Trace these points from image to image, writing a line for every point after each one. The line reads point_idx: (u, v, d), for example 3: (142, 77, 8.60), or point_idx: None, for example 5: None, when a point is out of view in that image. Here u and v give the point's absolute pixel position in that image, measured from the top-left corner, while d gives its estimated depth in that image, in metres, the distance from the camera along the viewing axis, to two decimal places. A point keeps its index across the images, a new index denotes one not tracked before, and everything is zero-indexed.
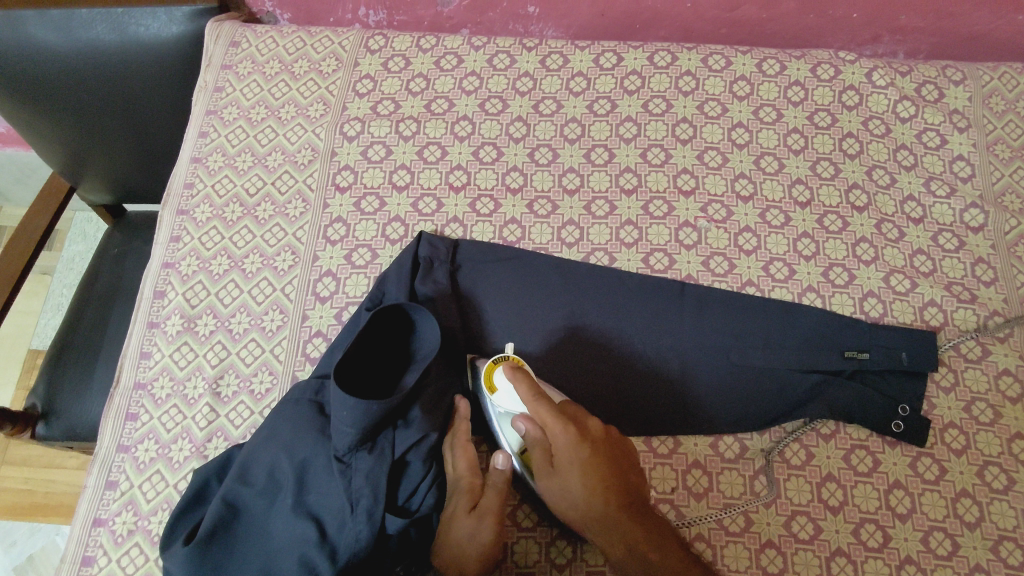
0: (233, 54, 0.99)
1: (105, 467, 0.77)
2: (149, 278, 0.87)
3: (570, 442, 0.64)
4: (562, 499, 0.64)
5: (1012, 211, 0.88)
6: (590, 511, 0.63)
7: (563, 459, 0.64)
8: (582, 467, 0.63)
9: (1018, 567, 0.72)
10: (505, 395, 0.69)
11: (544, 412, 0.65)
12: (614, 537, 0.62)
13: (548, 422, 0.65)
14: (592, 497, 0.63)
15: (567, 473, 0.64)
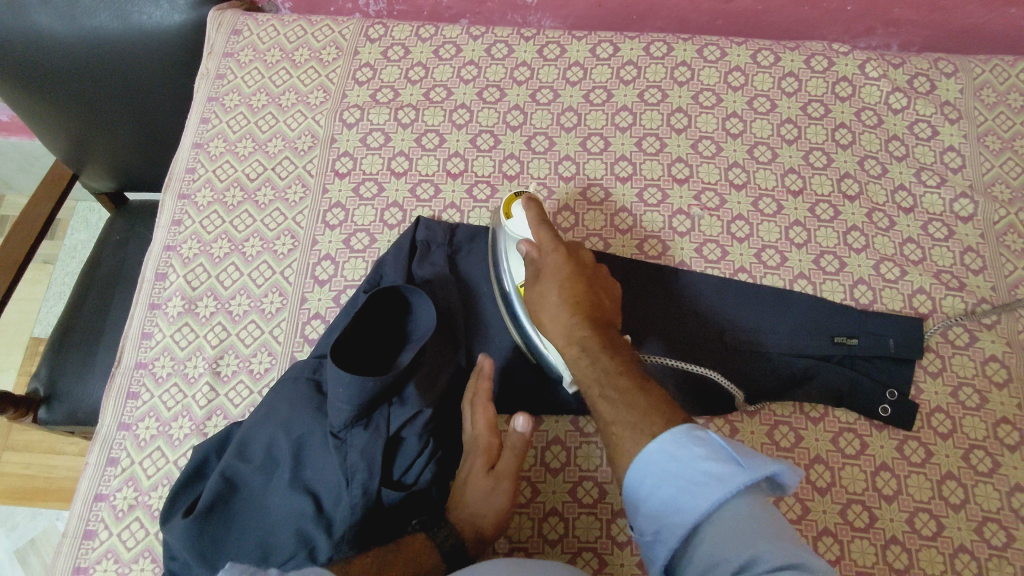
0: (234, 43, 1.01)
1: (106, 444, 0.78)
2: (151, 260, 0.88)
3: (559, 261, 0.72)
4: (539, 305, 0.71)
5: (1002, 201, 0.89)
6: (561, 316, 0.68)
7: (546, 266, 0.72)
8: (562, 278, 0.70)
9: (1001, 547, 0.73)
10: (516, 221, 0.77)
11: (543, 233, 0.74)
12: (575, 341, 0.66)
13: (544, 241, 0.73)
14: (563, 301, 0.69)
15: (549, 280, 0.71)
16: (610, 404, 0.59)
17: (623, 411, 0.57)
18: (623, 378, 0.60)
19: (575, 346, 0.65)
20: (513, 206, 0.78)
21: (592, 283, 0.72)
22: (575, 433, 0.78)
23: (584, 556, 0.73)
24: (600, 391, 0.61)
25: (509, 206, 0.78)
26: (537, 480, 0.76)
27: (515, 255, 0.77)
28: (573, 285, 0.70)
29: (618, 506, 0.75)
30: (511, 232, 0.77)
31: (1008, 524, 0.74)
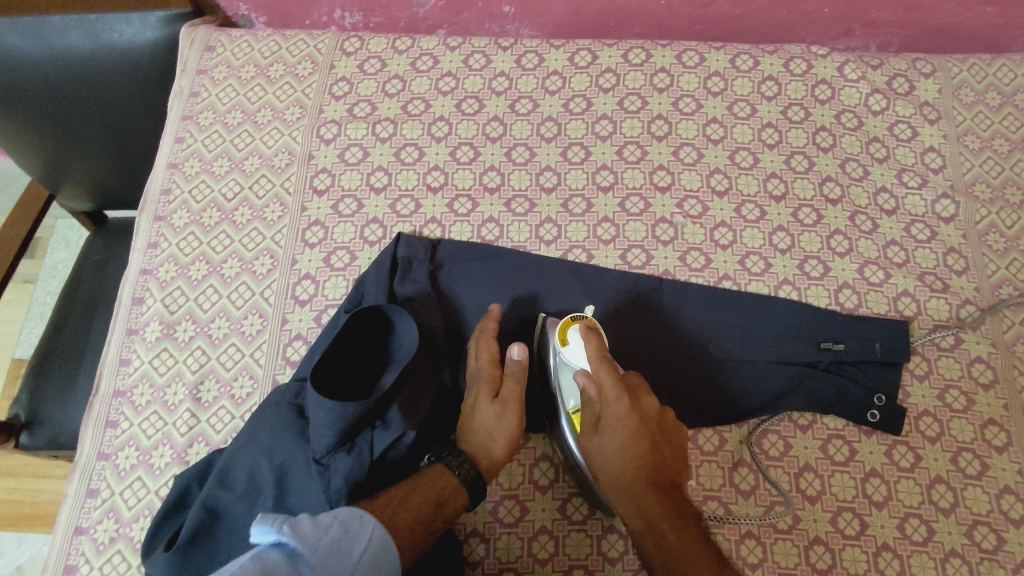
0: (208, 59, 0.99)
1: (85, 475, 0.77)
2: (127, 285, 0.87)
3: (620, 413, 0.66)
4: (597, 460, 0.66)
5: (983, 200, 0.89)
6: (625, 481, 0.64)
7: (608, 417, 0.66)
8: (627, 436, 0.65)
9: (992, 551, 0.73)
10: (573, 350, 0.71)
11: (603, 374, 0.67)
12: (640, 513, 0.63)
13: (605, 387, 0.66)
14: (627, 461, 0.64)
15: (610, 434, 0.66)
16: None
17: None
18: (698, 575, 0.58)
19: (641, 520, 0.62)
20: (572, 332, 0.72)
21: (657, 436, 0.66)
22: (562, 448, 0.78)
23: (575, 574, 0.72)
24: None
25: (565, 332, 0.72)
26: (526, 498, 0.75)
27: (570, 388, 0.71)
28: (637, 445, 0.65)
29: (609, 522, 0.74)
30: (568, 362, 0.71)
31: (999, 527, 0.74)
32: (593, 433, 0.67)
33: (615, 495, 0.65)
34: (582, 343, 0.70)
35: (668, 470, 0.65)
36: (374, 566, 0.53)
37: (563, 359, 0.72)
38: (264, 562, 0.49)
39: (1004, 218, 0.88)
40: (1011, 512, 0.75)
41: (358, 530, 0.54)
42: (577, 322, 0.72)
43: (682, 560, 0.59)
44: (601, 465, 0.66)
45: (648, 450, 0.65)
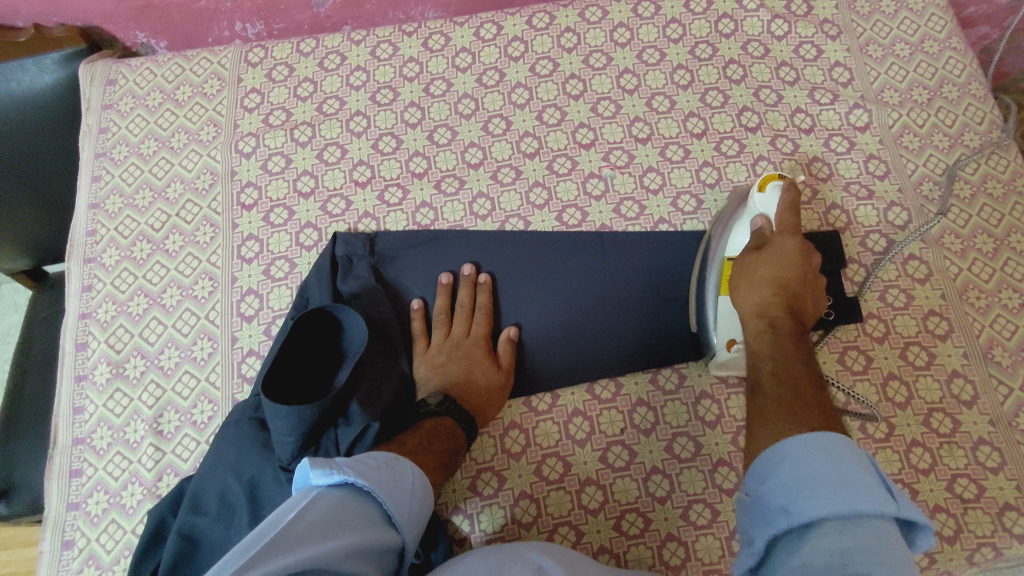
0: (111, 94, 0.97)
1: (58, 529, 0.76)
2: (69, 331, 0.85)
3: (789, 250, 0.72)
4: (747, 276, 0.73)
5: (893, 105, 0.92)
6: (761, 291, 0.71)
7: (775, 248, 0.72)
8: (786, 266, 0.71)
9: (949, 434, 0.76)
10: (767, 198, 0.75)
11: (788, 221, 0.74)
12: (764, 318, 0.69)
13: (784, 229, 0.73)
14: (772, 281, 0.71)
15: (772, 256, 0.72)
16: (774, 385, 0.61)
17: (778, 397, 0.59)
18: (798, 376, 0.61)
19: (764, 325, 0.68)
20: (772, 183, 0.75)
21: (810, 285, 0.72)
22: (529, 414, 0.79)
23: (561, 532, 0.74)
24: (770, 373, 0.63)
25: (766, 181, 0.75)
26: (502, 467, 0.76)
27: (744, 230, 0.76)
28: (787, 276, 0.71)
29: (585, 475, 0.76)
30: (754, 207, 0.76)
31: (952, 411, 0.77)
32: (757, 257, 0.73)
33: (749, 307, 0.71)
34: (780, 195, 0.74)
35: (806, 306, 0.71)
36: (419, 496, 0.60)
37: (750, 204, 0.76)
38: (342, 505, 0.52)
39: (915, 118, 0.91)
40: (963, 395, 0.78)
41: (402, 470, 0.60)
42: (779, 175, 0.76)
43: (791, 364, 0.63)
44: (748, 283, 0.72)
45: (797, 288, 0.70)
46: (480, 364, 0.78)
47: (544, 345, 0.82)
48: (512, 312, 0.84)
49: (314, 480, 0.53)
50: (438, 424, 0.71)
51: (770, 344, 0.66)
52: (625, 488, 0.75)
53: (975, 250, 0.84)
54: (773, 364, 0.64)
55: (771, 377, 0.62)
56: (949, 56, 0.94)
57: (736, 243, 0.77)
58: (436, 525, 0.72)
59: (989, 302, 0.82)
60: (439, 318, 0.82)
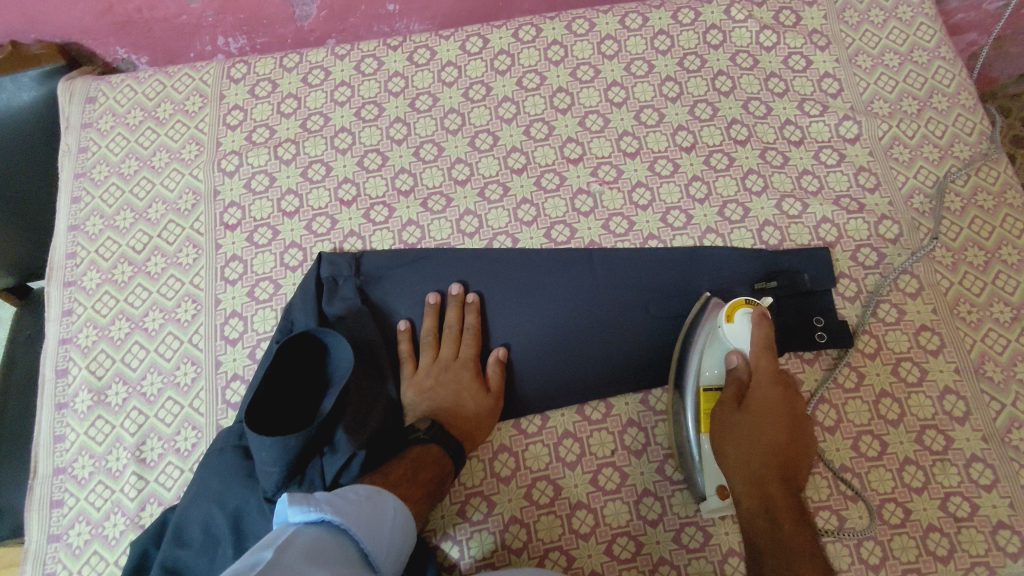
0: (91, 111, 0.95)
1: (39, 561, 0.74)
2: (49, 357, 0.84)
3: (772, 402, 0.68)
4: (731, 432, 0.69)
5: (883, 116, 0.91)
6: (750, 454, 0.67)
7: (756, 398, 0.69)
8: (769, 421, 0.67)
9: (942, 451, 0.76)
10: (738, 331, 0.72)
11: (763, 361, 0.70)
12: (759, 487, 0.66)
13: (762, 372, 0.70)
14: (758, 441, 0.67)
15: (754, 409, 0.69)
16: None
17: None
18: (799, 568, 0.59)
19: (760, 499, 0.65)
20: (740, 311, 0.72)
21: (799, 437, 0.68)
22: (518, 437, 0.78)
23: (552, 557, 0.73)
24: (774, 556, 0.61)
25: (734, 310, 0.72)
26: (491, 492, 0.75)
27: (718, 362, 0.74)
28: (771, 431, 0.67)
29: (576, 499, 0.75)
30: (725, 338, 0.73)
31: (945, 428, 0.77)
32: (738, 408, 0.70)
33: (739, 470, 0.68)
34: (753, 330, 0.71)
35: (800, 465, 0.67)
36: (399, 532, 0.59)
37: (720, 333, 0.73)
38: (321, 540, 0.51)
39: (905, 129, 0.90)
40: (955, 411, 0.77)
41: (381, 505, 0.60)
42: (746, 304, 0.72)
43: (795, 557, 0.60)
44: (732, 439, 0.69)
45: (785, 443, 0.67)
46: (468, 389, 0.77)
47: (533, 367, 0.81)
48: (501, 334, 0.83)
49: (291, 517, 0.52)
50: (425, 452, 0.70)
51: (767, 526, 0.63)
52: (616, 512, 0.74)
53: (966, 263, 0.83)
54: (771, 549, 0.62)
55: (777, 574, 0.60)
56: (938, 66, 0.93)
57: (711, 378, 0.74)
58: (423, 555, 0.71)
59: (980, 317, 0.81)
60: (426, 341, 0.81)
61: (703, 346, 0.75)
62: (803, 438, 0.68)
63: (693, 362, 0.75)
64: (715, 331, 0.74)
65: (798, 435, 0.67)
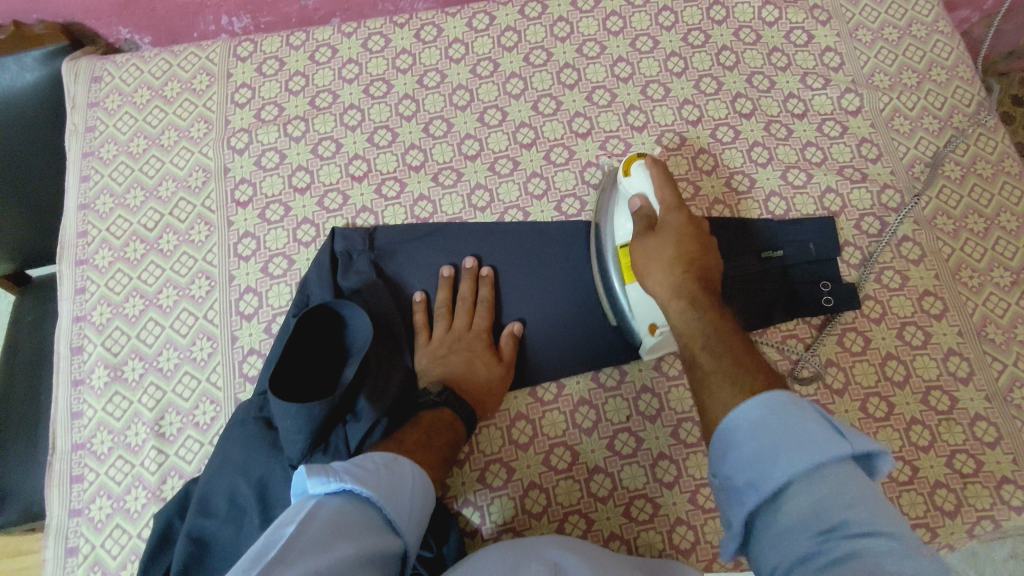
0: (97, 91, 0.95)
1: (61, 536, 0.75)
2: (63, 335, 0.84)
3: (680, 223, 0.71)
4: (646, 258, 0.71)
5: (884, 89, 0.93)
6: (669, 274, 0.69)
7: (664, 222, 0.72)
8: (683, 240, 0.71)
9: (947, 411, 0.78)
10: (637, 179, 0.76)
11: (666, 194, 0.74)
12: (685, 295, 0.67)
13: (667, 201, 0.73)
14: (676, 261, 0.69)
15: (666, 233, 0.71)
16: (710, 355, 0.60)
17: (725, 372, 0.57)
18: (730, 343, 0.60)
19: (684, 301, 0.66)
20: (635, 164, 0.76)
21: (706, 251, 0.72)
22: (535, 404, 0.79)
23: (571, 520, 0.74)
24: (701, 338, 0.62)
25: (629, 164, 0.76)
26: (510, 458, 0.76)
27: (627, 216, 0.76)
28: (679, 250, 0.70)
29: (593, 464, 0.76)
30: (627, 191, 0.77)
31: (950, 388, 0.79)
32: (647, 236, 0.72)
33: (661, 288, 0.69)
34: (648, 173, 0.75)
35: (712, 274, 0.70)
36: (418, 497, 0.60)
37: (622, 189, 0.78)
38: (342, 513, 0.51)
39: (905, 102, 0.92)
40: (958, 372, 0.79)
41: (400, 472, 0.60)
42: (640, 155, 0.77)
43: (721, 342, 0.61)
44: (650, 264, 0.70)
45: (699, 259, 0.70)
46: (482, 357, 0.78)
47: (546, 337, 0.82)
48: (513, 305, 0.84)
49: (311, 489, 0.52)
50: (438, 417, 0.71)
51: (693, 316, 0.65)
52: (633, 475, 0.75)
53: (967, 230, 0.85)
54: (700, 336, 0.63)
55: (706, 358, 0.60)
56: (936, 39, 0.95)
57: (623, 228, 0.77)
58: (449, 520, 0.72)
59: (981, 282, 0.83)
60: (440, 312, 0.82)
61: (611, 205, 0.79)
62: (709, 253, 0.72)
63: (608, 224, 0.79)
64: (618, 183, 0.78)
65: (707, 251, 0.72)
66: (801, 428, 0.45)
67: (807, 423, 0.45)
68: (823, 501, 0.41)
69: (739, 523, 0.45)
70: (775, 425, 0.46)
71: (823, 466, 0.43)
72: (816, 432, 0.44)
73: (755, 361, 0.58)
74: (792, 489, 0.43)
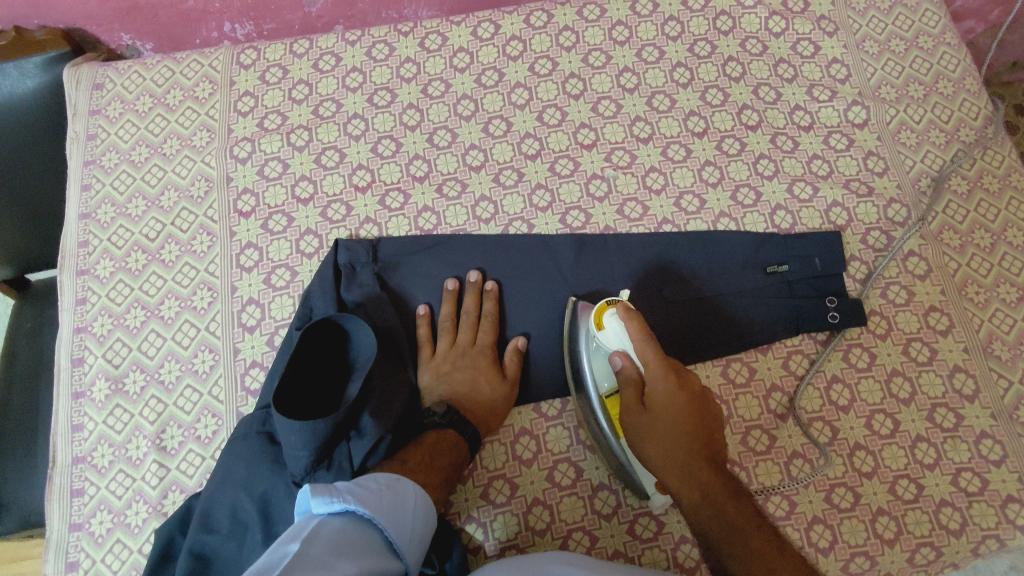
0: (98, 98, 0.94)
1: (61, 550, 0.74)
2: (64, 346, 0.83)
3: (667, 389, 0.66)
4: (642, 435, 0.67)
5: (890, 101, 0.92)
6: (673, 458, 0.64)
7: (653, 390, 0.67)
8: (672, 411, 0.65)
9: (953, 429, 0.77)
10: (610, 334, 0.71)
11: (648, 352, 0.67)
12: (693, 483, 0.63)
13: (650, 363, 0.67)
14: (675, 439, 0.65)
15: (655, 406, 0.66)
16: (741, 561, 0.57)
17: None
18: (753, 540, 0.58)
19: (695, 491, 0.62)
20: (607, 315, 0.71)
21: (702, 408, 0.66)
22: (539, 420, 0.78)
23: (575, 537, 0.74)
24: (719, 537, 0.59)
25: (601, 317, 0.72)
26: (514, 475, 0.76)
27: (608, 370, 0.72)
28: (675, 422, 0.65)
29: (597, 480, 0.76)
30: (604, 345, 0.72)
31: (955, 406, 0.78)
32: (636, 408, 0.68)
33: (665, 468, 0.65)
34: (624, 326, 0.69)
35: (716, 437, 0.66)
36: (419, 519, 0.60)
37: (598, 342, 0.72)
38: (344, 532, 0.51)
39: (912, 114, 0.91)
40: (964, 389, 0.79)
41: (402, 492, 0.60)
42: (612, 305, 0.72)
43: (749, 543, 0.58)
44: (647, 442, 0.67)
45: (695, 424, 0.65)
46: (485, 374, 0.77)
47: (551, 352, 0.82)
48: (517, 319, 0.83)
49: (315, 508, 0.52)
50: (441, 436, 0.70)
51: (709, 514, 0.61)
52: (637, 492, 0.75)
53: (973, 245, 0.85)
54: (724, 541, 0.59)
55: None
56: (943, 51, 0.94)
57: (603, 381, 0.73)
58: (451, 537, 0.71)
59: (987, 298, 0.83)
60: (444, 327, 0.81)
61: (587, 356, 0.74)
62: (704, 408, 0.67)
63: (585, 371, 0.74)
64: (592, 335, 0.73)
65: (703, 406, 0.66)
66: None
67: None
68: None
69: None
70: None
71: None
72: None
73: (786, 560, 0.57)
74: None
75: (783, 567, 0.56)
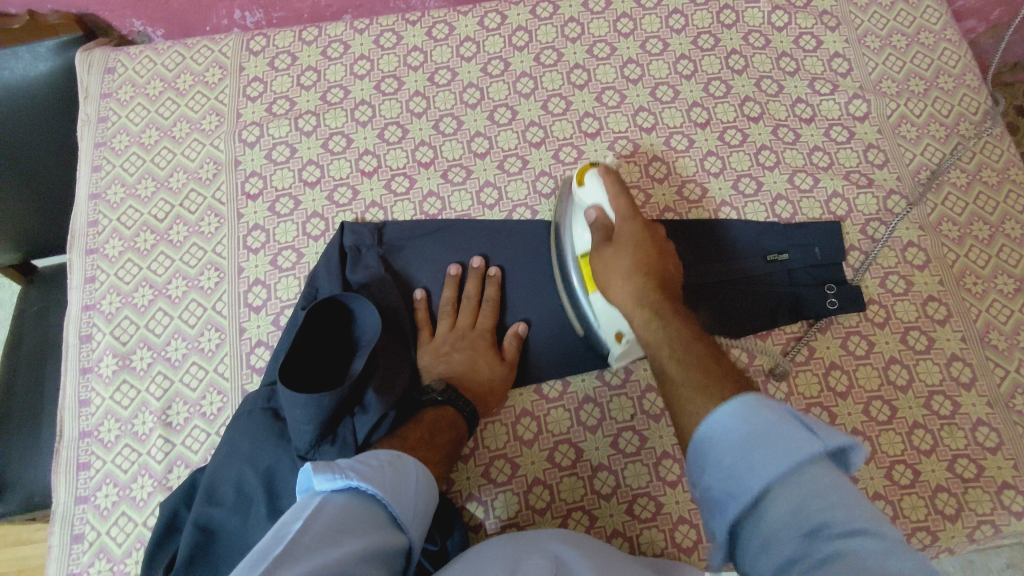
0: (110, 82, 0.96)
1: (66, 523, 0.75)
2: (72, 324, 0.84)
3: (635, 230, 0.70)
4: (607, 268, 0.69)
5: (891, 95, 0.93)
6: (632, 283, 0.67)
7: (622, 233, 0.71)
8: (638, 250, 0.69)
9: (950, 416, 0.78)
10: (588, 190, 0.75)
11: (621, 204, 0.72)
12: (648, 303, 0.64)
13: (622, 211, 0.72)
14: (633, 271, 0.67)
15: (622, 244, 0.70)
16: (680, 364, 0.55)
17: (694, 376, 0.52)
18: (695, 352, 0.56)
19: (649, 309, 0.64)
20: (589, 174, 0.75)
21: (664, 257, 0.70)
22: (540, 401, 0.79)
23: (575, 517, 0.75)
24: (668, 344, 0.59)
25: (584, 175, 0.76)
26: (515, 455, 0.77)
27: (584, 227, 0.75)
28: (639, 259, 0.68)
29: (596, 461, 0.77)
30: (582, 202, 0.76)
31: (952, 393, 0.79)
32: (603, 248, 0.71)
33: (627, 294, 0.67)
34: (601, 182, 0.74)
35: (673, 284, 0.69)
36: (422, 494, 0.60)
37: (578, 201, 0.76)
38: (348, 509, 0.51)
39: (912, 108, 0.93)
40: (961, 377, 0.80)
41: (404, 470, 0.60)
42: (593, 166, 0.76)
43: (688, 348, 0.57)
44: (611, 274, 0.69)
45: (658, 264, 0.69)
46: (485, 356, 0.78)
47: (551, 336, 0.83)
48: (519, 302, 0.84)
49: (318, 485, 0.52)
50: (440, 415, 0.71)
51: (659, 326, 0.61)
52: (636, 473, 0.76)
53: (971, 236, 0.86)
54: (669, 350, 0.58)
55: (680, 375, 0.54)
56: (943, 47, 0.96)
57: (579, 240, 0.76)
58: (454, 516, 0.72)
59: (985, 288, 0.84)
60: (445, 309, 0.83)
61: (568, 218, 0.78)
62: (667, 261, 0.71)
63: (565, 236, 0.78)
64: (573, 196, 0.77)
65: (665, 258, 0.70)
66: (769, 438, 0.41)
67: (774, 425, 0.42)
68: (806, 507, 0.38)
69: (720, 538, 0.42)
70: (744, 437, 0.42)
71: (800, 471, 0.39)
72: (787, 433, 0.41)
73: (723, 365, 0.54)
74: (769, 494, 0.40)
75: (718, 366, 0.54)
